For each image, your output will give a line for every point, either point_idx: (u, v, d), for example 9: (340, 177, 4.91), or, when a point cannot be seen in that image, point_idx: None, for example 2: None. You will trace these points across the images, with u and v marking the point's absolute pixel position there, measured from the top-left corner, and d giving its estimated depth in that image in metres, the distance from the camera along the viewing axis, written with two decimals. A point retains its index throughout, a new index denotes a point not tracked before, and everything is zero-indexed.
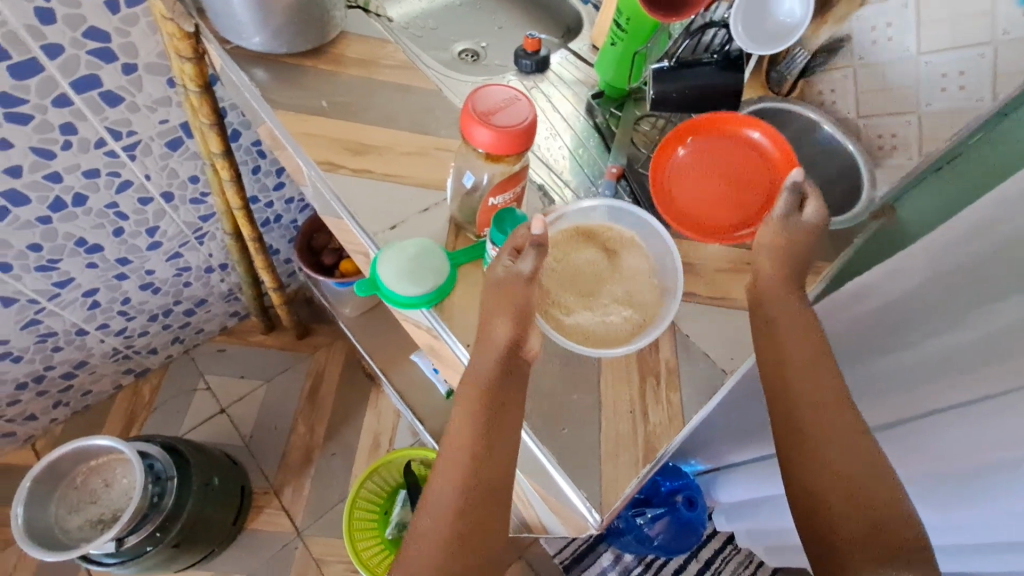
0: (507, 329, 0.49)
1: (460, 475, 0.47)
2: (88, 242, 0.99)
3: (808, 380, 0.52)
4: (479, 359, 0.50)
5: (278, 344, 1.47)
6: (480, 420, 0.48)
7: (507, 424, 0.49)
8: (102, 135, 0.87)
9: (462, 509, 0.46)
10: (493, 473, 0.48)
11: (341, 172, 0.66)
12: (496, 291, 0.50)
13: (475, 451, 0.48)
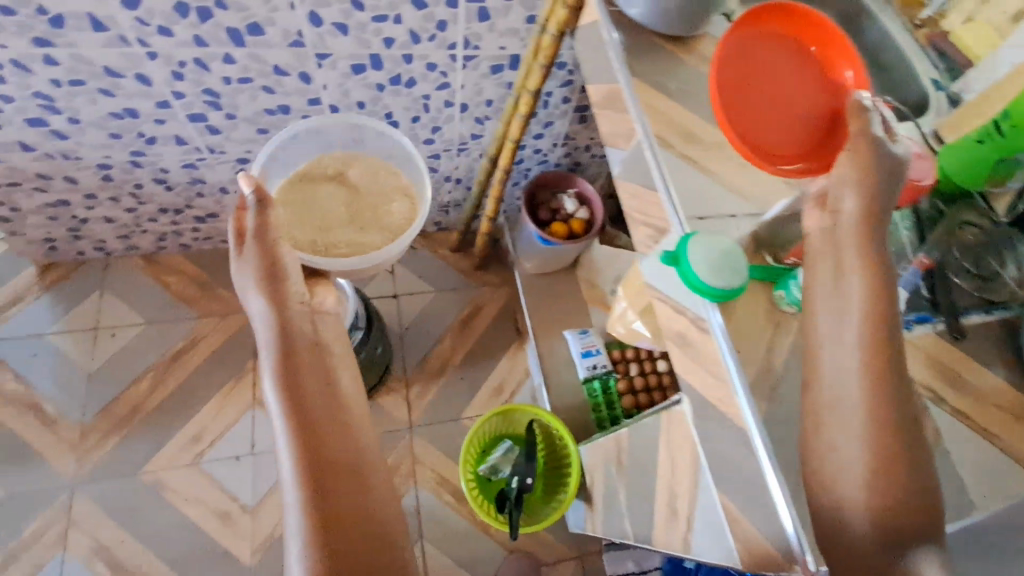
0: (274, 344, 0.72)
1: (284, 378, 0.69)
2: (392, 118, 1.15)
3: (866, 409, 0.52)
4: (298, 353, 0.71)
5: (457, 265, 1.61)
6: (302, 343, 0.72)
7: (308, 359, 0.71)
8: (458, 41, 0.99)
9: (317, 463, 0.63)
10: (314, 388, 0.69)
11: (671, 151, 0.70)
12: (274, 305, 0.74)
13: (325, 425, 0.67)
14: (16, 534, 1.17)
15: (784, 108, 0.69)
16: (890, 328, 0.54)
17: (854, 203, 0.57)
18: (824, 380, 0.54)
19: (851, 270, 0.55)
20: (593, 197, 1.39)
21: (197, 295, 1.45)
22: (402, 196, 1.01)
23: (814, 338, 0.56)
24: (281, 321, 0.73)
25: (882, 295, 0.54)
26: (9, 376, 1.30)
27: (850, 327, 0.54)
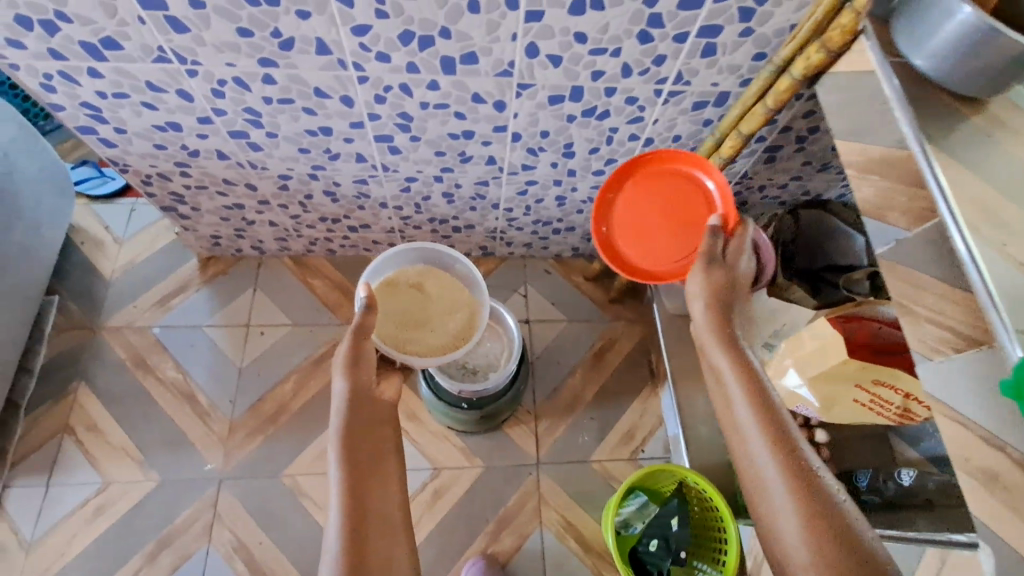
0: (347, 402, 0.83)
1: (344, 446, 0.79)
2: (570, 149, 1.08)
3: (787, 486, 0.70)
4: (354, 414, 0.82)
5: (592, 295, 1.54)
6: (360, 412, 0.83)
7: (372, 430, 0.83)
8: (671, 75, 0.90)
9: (356, 510, 0.73)
10: (371, 455, 0.80)
11: (983, 234, 0.62)
12: (353, 379, 0.85)
13: (367, 486, 0.76)
14: (170, 521, 1.23)
15: (670, 222, 1.06)
16: (779, 427, 0.75)
17: (711, 342, 0.87)
18: (766, 472, 0.72)
19: (740, 391, 0.79)
20: (764, 245, 1.25)
21: (340, 302, 1.48)
22: (456, 313, 1.08)
23: (743, 436, 0.76)
24: (356, 389, 0.84)
25: (767, 401, 0.78)
26: (170, 363, 1.38)
27: (745, 416, 0.77)
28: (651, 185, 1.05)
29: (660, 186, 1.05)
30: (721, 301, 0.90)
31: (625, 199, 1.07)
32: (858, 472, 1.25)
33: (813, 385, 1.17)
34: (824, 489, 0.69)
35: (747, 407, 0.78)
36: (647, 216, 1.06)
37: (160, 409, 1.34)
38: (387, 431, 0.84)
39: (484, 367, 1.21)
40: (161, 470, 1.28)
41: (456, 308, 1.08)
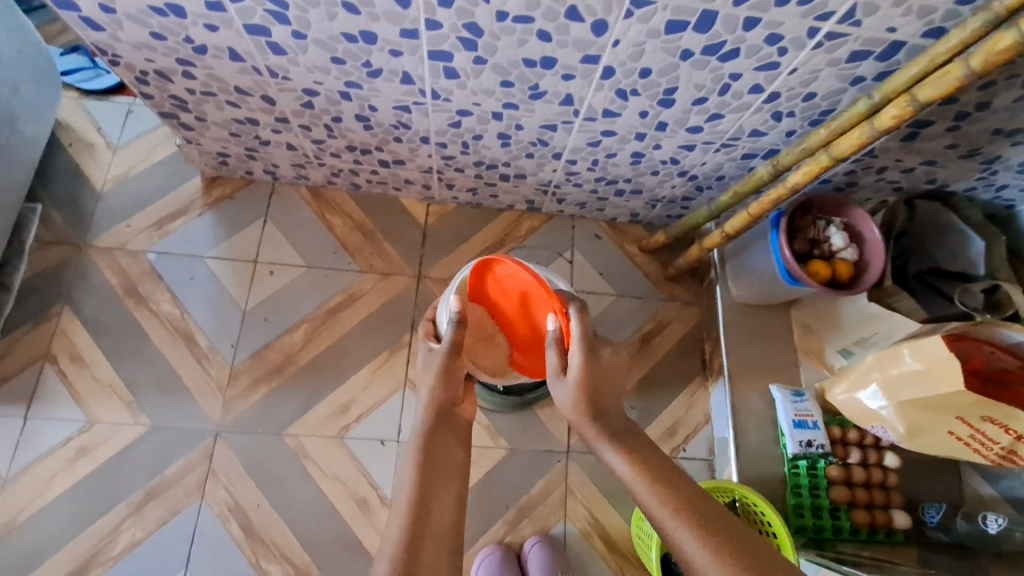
0: (432, 413, 0.76)
1: (421, 459, 0.71)
2: (671, 97, 0.86)
3: (659, 498, 0.70)
4: (434, 429, 0.75)
5: (646, 270, 1.35)
6: (442, 429, 0.75)
7: (446, 448, 0.74)
8: (840, 10, 0.68)
9: (420, 527, 0.64)
10: (444, 474, 0.71)
11: None
12: (443, 386, 0.78)
13: (436, 508, 0.67)
14: (159, 471, 1.12)
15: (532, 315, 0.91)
16: (677, 487, 0.71)
17: (595, 438, 0.77)
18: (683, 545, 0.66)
19: (633, 470, 0.73)
20: (874, 239, 1.04)
21: (362, 246, 1.30)
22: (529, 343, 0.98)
23: (655, 519, 0.69)
24: (441, 402, 0.77)
25: (657, 468, 0.73)
26: (166, 296, 1.23)
27: (640, 492, 0.71)
28: (498, 283, 0.92)
29: (505, 282, 0.91)
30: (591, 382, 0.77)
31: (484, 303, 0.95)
32: (928, 505, 1.10)
33: (904, 410, 1.01)
34: (722, 524, 0.67)
35: (647, 480, 0.72)
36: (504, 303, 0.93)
37: (153, 346, 1.19)
38: (460, 455, 0.74)
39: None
40: (151, 414, 1.15)
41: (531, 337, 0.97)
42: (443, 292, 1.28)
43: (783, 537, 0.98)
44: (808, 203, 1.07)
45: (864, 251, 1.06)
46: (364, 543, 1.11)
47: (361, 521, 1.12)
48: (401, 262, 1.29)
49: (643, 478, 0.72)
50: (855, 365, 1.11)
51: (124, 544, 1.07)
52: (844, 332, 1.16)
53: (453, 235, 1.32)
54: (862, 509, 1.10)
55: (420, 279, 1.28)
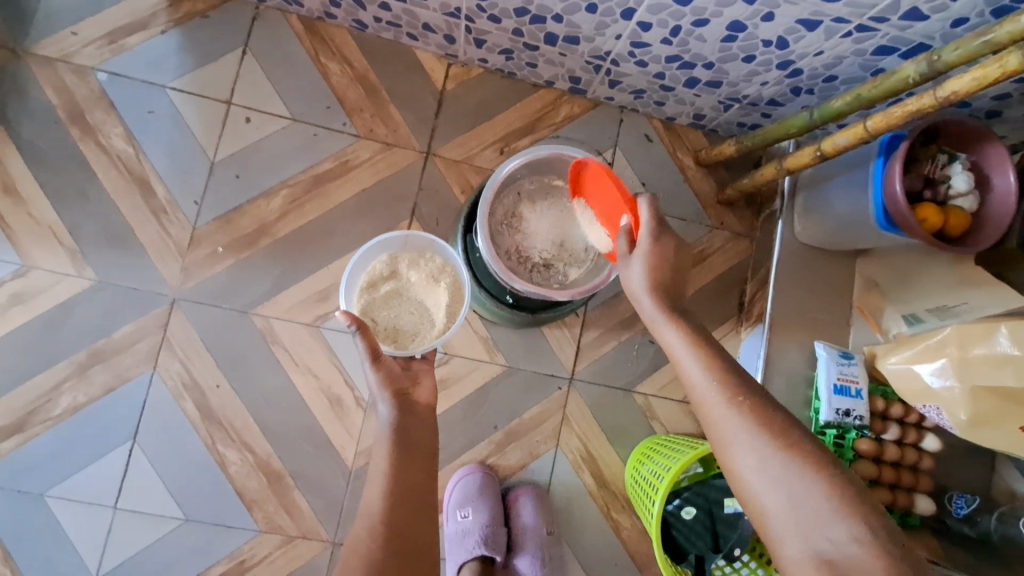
0: (390, 401, 0.74)
1: (390, 444, 0.71)
2: None
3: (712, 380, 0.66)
4: (398, 416, 0.73)
5: (696, 189, 1.13)
6: (405, 417, 0.74)
7: (413, 431, 0.73)
8: None
9: (397, 506, 0.65)
10: (414, 457, 0.71)
11: None
12: (388, 379, 0.75)
13: (411, 487, 0.68)
14: (106, 333, 0.97)
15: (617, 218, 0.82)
16: (736, 380, 0.66)
17: (657, 317, 0.73)
18: (726, 434, 0.63)
19: (697, 352, 0.69)
20: (1006, 190, 0.83)
21: (362, 104, 1.05)
22: (440, 282, 0.88)
23: (700, 394, 0.67)
24: (396, 391, 0.75)
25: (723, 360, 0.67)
26: (119, 131, 1.01)
27: (700, 376, 0.67)
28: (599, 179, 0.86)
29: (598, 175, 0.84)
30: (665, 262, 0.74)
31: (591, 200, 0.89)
32: (958, 495, 0.98)
33: (972, 397, 0.84)
34: (775, 415, 0.63)
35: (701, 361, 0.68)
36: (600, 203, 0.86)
37: (102, 190, 1.00)
38: (429, 430, 0.75)
39: (565, 259, 0.93)
40: (98, 269, 0.98)
41: (438, 278, 0.88)
42: (453, 175, 1.06)
43: None
44: (936, 129, 0.86)
45: (985, 204, 0.85)
46: (333, 444, 1.00)
47: (332, 420, 1.00)
48: (408, 131, 1.06)
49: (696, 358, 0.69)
50: (928, 333, 0.90)
51: (65, 407, 0.96)
52: (923, 297, 0.96)
53: (475, 108, 1.08)
54: (885, 488, 0.97)
55: (428, 156, 1.06)
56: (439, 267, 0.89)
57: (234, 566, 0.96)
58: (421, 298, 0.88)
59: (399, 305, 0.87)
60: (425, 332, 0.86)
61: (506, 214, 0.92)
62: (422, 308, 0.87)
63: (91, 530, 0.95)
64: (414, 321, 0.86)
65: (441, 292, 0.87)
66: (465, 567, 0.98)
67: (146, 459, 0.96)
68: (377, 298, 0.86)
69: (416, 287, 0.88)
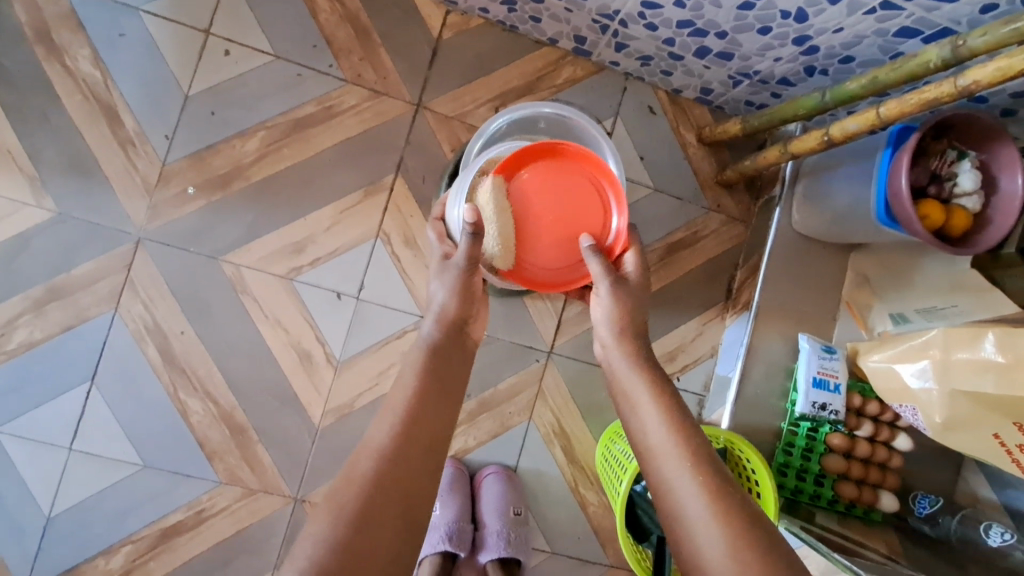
0: (441, 322, 0.74)
1: (425, 366, 0.70)
2: None
3: (672, 440, 0.65)
4: (442, 342, 0.73)
5: (695, 167, 1.09)
6: (452, 348, 0.73)
7: (453, 363, 0.72)
8: None
9: (418, 430, 0.63)
10: (451, 386, 0.69)
11: None
12: (459, 298, 0.74)
13: (432, 412, 0.65)
14: (66, 269, 0.92)
15: (568, 232, 0.76)
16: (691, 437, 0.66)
17: (625, 365, 0.74)
18: (672, 487, 0.63)
19: (658, 409, 0.68)
20: (1013, 192, 0.80)
21: (350, 46, 0.98)
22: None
23: (657, 452, 0.65)
24: (452, 315, 0.74)
25: (678, 414, 0.68)
26: (88, 54, 0.93)
27: (658, 435, 0.66)
28: (554, 172, 0.76)
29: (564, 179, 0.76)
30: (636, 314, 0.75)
31: (530, 190, 0.75)
32: (922, 495, 1.00)
33: (950, 400, 0.82)
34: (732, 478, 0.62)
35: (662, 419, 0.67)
36: (546, 200, 0.76)
37: (66, 115, 0.93)
38: (464, 369, 0.73)
39: None
40: (59, 200, 0.92)
41: None
42: (443, 132, 1.00)
43: (764, 477, 0.86)
44: (951, 123, 0.82)
45: (989, 204, 0.83)
46: (299, 400, 0.97)
47: (300, 375, 0.97)
48: (399, 80, 1.00)
49: (653, 423, 0.67)
50: (912, 333, 0.89)
51: (20, 342, 0.91)
52: (912, 298, 0.95)
53: (470, 61, 1.01)
54: (852, 483, 0.97)
55: (418, 109, 1.00)
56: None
57: (193, 514, 0.94)
58: None
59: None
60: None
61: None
62: None
63: (44, 470, 0.92)
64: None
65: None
66: (426, 560, 0.93)
67: (104, 401, 0.93)
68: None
69: None
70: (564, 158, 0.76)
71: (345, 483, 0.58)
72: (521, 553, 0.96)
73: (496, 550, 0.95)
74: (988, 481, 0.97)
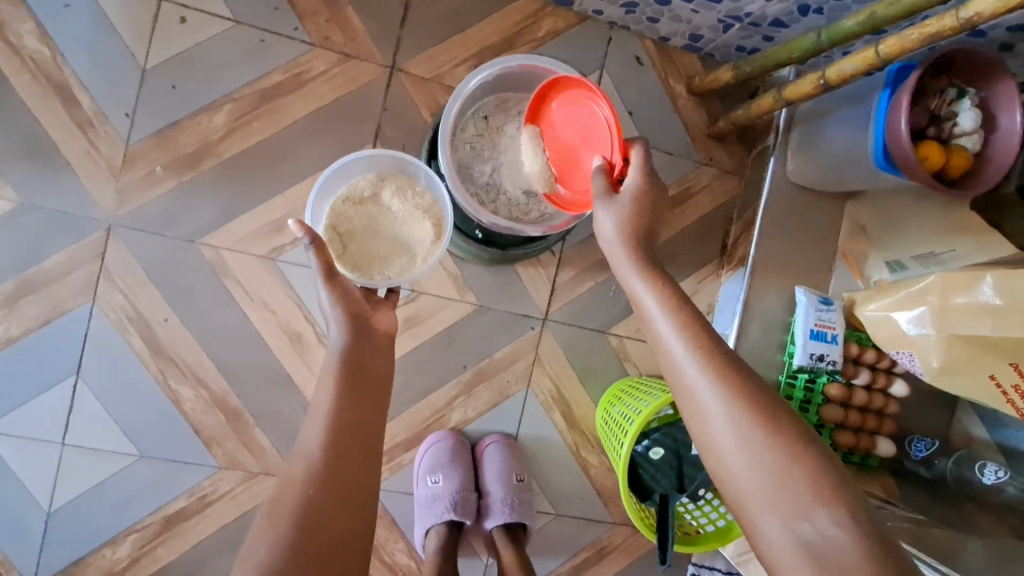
0: (343, 324, 0.68)
1: (341, 372, 0.65)
2: None
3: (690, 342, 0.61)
4: (350, 342, 0.67)
5: (685, 120, 1.05)
6: (359, 343, 0.68)
7: (369, 360, 0.67)
8: None
9: (338, 441, 0.60)
10: (369, 385, 0.66)
11: None
12: (343, 298, 0.68)
13: (350, 422, 0.62)
14: (35, 261, 0.88)
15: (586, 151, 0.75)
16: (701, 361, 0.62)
17: (636, 269, 0.67)
18: (690, 409, 0.60)
19: (673, 311, 0.63)
20: (1011, 131, 0.77)
21: (315, 7, 0.92)
22: (425, 216, 0.80)
23: (677, 365, 0.61)
24: (353, 313, 0.69)
25: (708, 335, 0.62)
26: (31, 29, 0.87)
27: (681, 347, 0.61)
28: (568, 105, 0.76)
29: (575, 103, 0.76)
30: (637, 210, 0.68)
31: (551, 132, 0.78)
32: (918, 439, 0.99)
33: (948, 345, 0.81)
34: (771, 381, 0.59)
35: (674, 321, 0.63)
36: (565, 130, 0.76)
37: (16, 97, 0.87)
38: (383, 365, 0.69)
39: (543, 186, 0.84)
40: (20, 189, 0.88)
41: (420, 213, 0.80)
42: (421, 95, 0.95)
43: None
44: (952, 59, 0.78)
45: (987, 143, 0.80)
46: (293, 381, 0.95)
47: (292, 357, 0.95)
48: (369, 41, 0.94)
49: (675, 329, 0.63)
50: (911, 281, 0.87)
51: None
52: (909, 242, 0.93)
53: (444, 17, 0.95)
54: (849, 431, 0.97)
55: (392, 72, 0.94)
56: (427, 205, 0.80)
57: (196, 500, 0.93)
58: (399, 241, 0.79)
59: (373, 229, 0.79)
60: (389, 264, 0.78)
61: (475, 134, 0.85)
62: (390, 249, 0.78)
63: (37, 468, 0.90)
64: (383, 249, 0.78)
65: (424, 231, 0.79)
66: (432, 532, 0.94)
67: (91, 395, 0.91)
68: (352, 214, 0.78)
69: (397, 216, 0.80)
70: (568, 86, 0.76)
71: (283, 488, 0.57)
72: (526, 517, 0.97)
73: (501, 516, 0.96)
74: (983, 422, 0.98)
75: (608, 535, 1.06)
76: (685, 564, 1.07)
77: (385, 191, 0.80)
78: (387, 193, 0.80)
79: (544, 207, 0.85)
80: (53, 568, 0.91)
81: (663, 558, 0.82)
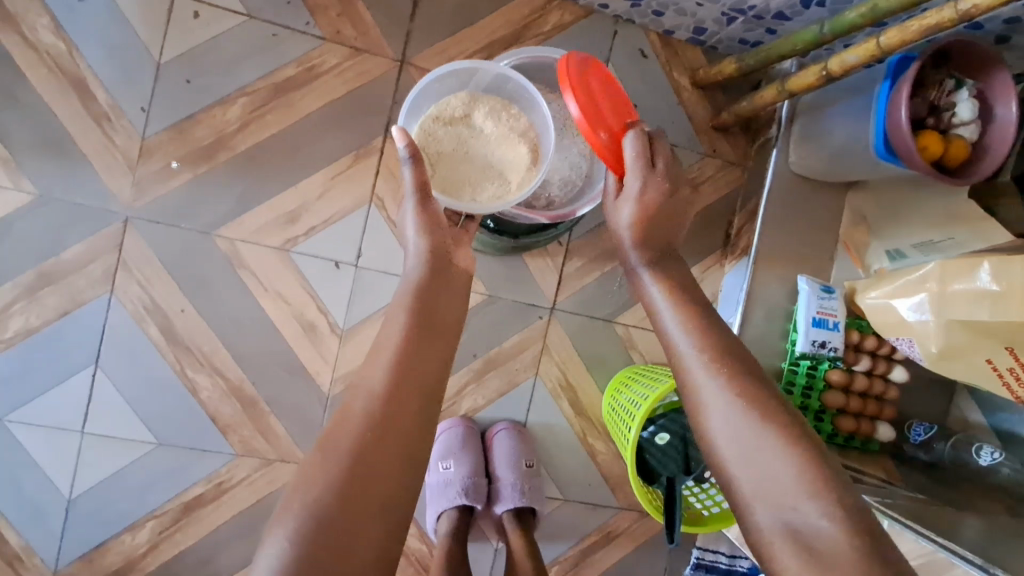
0: (424, 259, 0.71)
1: (411, 310, 0.67)
2: None
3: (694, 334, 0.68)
4: (426, 280, 0.70)
5: (689, 112, 1.06)
6: (434, 283, 0.70)
7: (440, 302, 0.70)
8: None
9: (404, 380, 0.62)
10: (439, 326, 0.68)
11: None
12: (430, 229, 0.71)
13: (417, 358, 0.64)
14: (54, 252, 0.90)
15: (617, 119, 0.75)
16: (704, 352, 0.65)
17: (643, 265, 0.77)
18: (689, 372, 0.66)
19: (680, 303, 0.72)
20: (1008, 122, 0.80)
21: (327, 1, 0.94)
22: (519, 141, 0.80)
23: (681, 350, 0.68)
24: (434, 249, 0.72)
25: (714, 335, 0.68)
26: (48, 23, 0.88)
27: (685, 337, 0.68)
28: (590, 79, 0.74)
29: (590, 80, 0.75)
30: (658, 199, 0.75)
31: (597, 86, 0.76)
32: (917, 424, 1.02)
33: (947, 330, 0.83)
34: None
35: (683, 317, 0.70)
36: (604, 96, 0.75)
37: (32, 91, 0.88)
38: (458, 307, 0.71)
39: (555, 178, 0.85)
40: (38, 182, 0.89)
41: (518, 137, 0.80)
42: None
43: None
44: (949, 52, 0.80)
45: (984, 134, 0.82)
46: (307, 369, 0.97)
47: (305, 346, 0.97)
48: (380, 35, 0.95)
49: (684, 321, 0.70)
50: (910, 269, 0.89)
51: (17, 330, 0.90)
52: (907, 231, 0.95)
53: (453, 12, 0.97)
54: (849, 417, 0.99)
55: (402, 65, 0.96)
56: (522, 127, 0.80)
57: (213, 487, 0.96)
58: (496, 164, 0.79)
59: (466, 150, 0.79)
60: (483, 188, 0.78)
61: None
62: (485, 171, 0.78)
63: (58, 455, 0.92)
64: (476, 172, 0.78)
65: (517, 156, 0.80)
66: (444, 515, 0.96)
67: (110, 383, 0.93)
68: (442, 135, 0.78)
69: (492, 139, 0.79)
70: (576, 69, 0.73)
71: (339, 427, 0.59)
72: (536, 501, 0.99)
73: (511, 501, 0.98)
74: (979, 407, 1.01)
75: (614, 519, 1.09)
76: (689, 547, 1.10)
77: (480, 112, 0.80)
78: (481, 114, 0.80)
79: (552, 197, 0.86)
80: (73, 554, 0.93)
81: (670, 538, 0.84)
